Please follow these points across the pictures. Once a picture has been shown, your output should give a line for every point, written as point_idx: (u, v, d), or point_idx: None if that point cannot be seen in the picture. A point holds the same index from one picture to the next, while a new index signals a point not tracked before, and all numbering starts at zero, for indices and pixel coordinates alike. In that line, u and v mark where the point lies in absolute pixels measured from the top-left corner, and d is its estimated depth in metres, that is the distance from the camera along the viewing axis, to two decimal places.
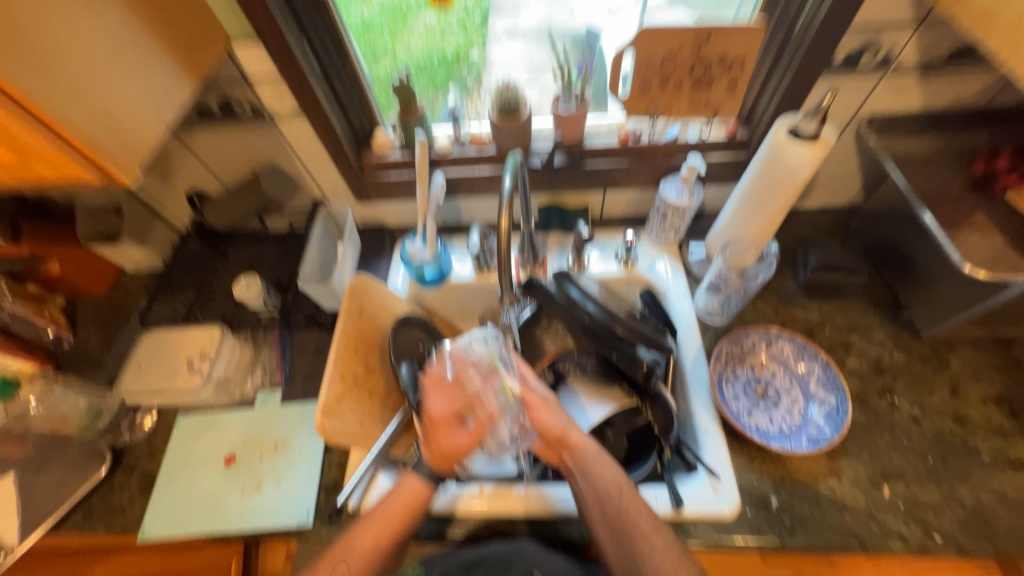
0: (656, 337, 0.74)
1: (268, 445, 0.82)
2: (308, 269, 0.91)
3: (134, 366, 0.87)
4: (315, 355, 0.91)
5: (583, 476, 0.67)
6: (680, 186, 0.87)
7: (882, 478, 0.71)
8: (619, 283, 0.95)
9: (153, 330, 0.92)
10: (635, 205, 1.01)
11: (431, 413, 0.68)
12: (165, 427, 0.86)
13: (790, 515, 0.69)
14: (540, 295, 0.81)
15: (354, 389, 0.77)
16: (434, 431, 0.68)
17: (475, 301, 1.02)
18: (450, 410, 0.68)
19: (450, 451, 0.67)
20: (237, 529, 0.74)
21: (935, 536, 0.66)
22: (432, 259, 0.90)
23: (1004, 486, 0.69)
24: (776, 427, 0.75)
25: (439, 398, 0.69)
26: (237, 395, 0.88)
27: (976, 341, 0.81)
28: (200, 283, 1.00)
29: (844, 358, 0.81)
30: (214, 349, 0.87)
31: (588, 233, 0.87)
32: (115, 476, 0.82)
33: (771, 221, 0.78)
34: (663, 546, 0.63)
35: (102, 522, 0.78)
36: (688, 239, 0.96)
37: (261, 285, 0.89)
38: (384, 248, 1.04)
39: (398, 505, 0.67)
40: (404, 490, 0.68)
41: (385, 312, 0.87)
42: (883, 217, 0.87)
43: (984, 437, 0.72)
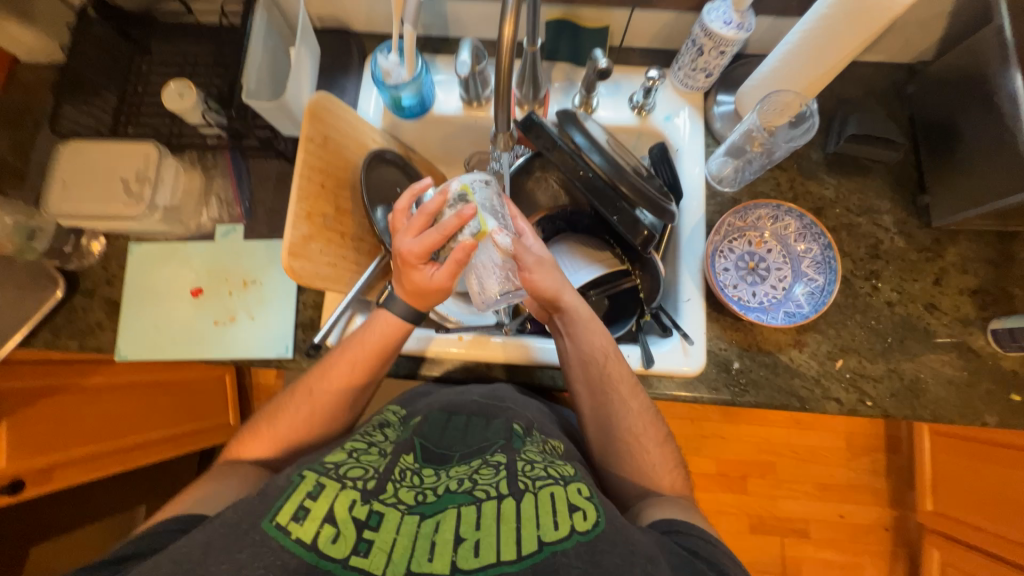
0: (662, 199, 0.66)
1: (236, 281, 0.78)
2: (254, 81, 0.71)
3: (54, 180, 0.74)
4: (276, 187, 0.81)
5: (572, 339, 0.69)
6: (729, 9, 0.68)
7: (840, 353, 0.74)
8: (627, 134, 0.83)
9: (68, 141, 0.75)
10: (665, 35, 0.82)
11: (402, 252, 0.58)
12: (118, 252, 0.80)
13: (747, 377, 0.74)
14: (540, 141, 0.70)
15: (324, 230, 0.69)
16: (405, 267, 0.60)
17: (460, 140, 0.89)
18: (423, 249, 0.57)
19: (422, 287, 0.61)
20: (215, 357, 0.75)
21: (868, 402, 0.73)
22: (411, 81, 0.73)
23: (943, 367, 0.74)
24: (757, 301, 0.76)
25: (413, 237, 0.58)
26: (193, 225, 0.80)
27: (980, 233, 0.77)
28: (123, 85, 0.81)
29: (844, 240, 0.78)
30: (154, 172, 0.73)
31: (606, 63, 0.68)
32: (75, 299, 0.78)
33: (827, 74, 0.65)
34: (638, 408, 0.67)
35: (73, 341, 0.77)
36: (718, 87, 0.81)
37: (197, 96, 0.71)
38: (352, 62, 0.84)
39: (373, 341, 0.66)
40: (375, 324, 0.66)
41: (353, 143, 0.74)
42: (946, 81, 0.74)
43: (946, 324, 0.75)
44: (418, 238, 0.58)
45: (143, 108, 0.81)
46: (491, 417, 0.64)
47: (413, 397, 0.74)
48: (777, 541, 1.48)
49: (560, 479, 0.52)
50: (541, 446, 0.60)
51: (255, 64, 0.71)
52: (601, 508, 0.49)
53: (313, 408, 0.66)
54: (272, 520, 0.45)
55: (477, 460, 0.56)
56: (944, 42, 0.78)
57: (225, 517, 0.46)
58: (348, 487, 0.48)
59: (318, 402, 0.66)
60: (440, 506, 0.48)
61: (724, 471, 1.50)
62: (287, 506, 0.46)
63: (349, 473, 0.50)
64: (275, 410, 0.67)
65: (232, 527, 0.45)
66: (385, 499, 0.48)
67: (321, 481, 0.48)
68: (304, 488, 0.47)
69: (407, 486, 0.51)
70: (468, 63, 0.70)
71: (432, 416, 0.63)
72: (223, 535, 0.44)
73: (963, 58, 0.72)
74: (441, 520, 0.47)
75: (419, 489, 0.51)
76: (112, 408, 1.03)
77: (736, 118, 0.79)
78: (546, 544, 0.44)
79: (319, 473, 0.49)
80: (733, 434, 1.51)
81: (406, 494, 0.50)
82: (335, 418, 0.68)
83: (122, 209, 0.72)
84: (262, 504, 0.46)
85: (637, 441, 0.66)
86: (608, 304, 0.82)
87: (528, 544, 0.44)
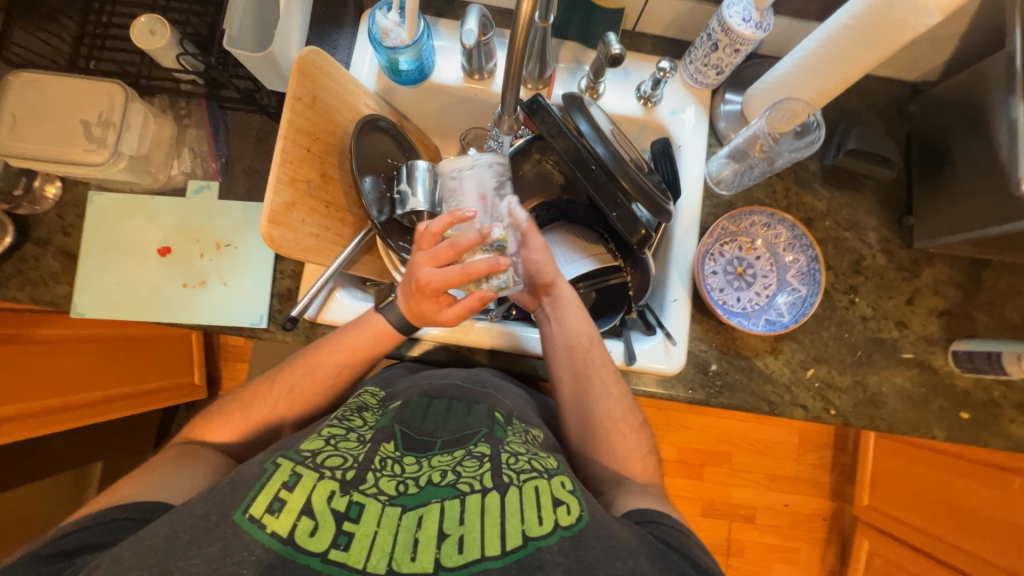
0: (661, 198, 0.65)
1: (209, 243, 0.73)
2: (238, 28, 0.66)
3: (5, 115, 0.67)
4: (256, 145, 0.76)
5: (559, 324, 0.70)
6: (751, 5, 0.65)
7: (812, 362, 0.77)
8: (632, 125, 0.81)
9: (21, 73, 0.68)
10: (680, 24, 0.79)
11: (420, 280, 0.56)
12: (77, 200, 0.73)
13: (722, 379, 0.76)
14: (545, 126, 0.68)
15: (308, 198, 0.65)
16: (417, 295, 0.59)
17: (458, 113, 0.85)
18: (445, 284, 0.56)
19: (429, 314, 0.61)
20: (183, 322, 0.71)
21: (832, 411, 0.76)
22: (410, 45, 0.69)
23: (904, 382, 0.77)
24: (740, 306, 0.78)
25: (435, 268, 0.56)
26: (162, 179, 0.74)
27: (955, 257, 0.80)
28: (84, 11, 0.72)
29: (829, 253, 0.80)
30: (120, 117, 0.67)
31: (620, 49, 0.65)
32: (26, 248, 0.71)
33: (836, 88, 0.65)
34: (617, 395, 0.68)
35: (24, 293, 0.71)
36: (726, 86, 0.80)
37: (172, 34, 0.65)
38: (346, 14, 0.78)
39: (361, 341, 0.66)
40: (369, 328, 0.66)
41: (344, 105, 0.69)
42: (947, 104, 0.75)
43: (912, 342, 0.78)
44: (441, 270, 0.56)
45: (107, 40, 0.73)
46: (473, 402, 0.63)
47: (392, 378, 0.72)
48: (725, 525, 1.57)
49: (544, 472, 0.52)
50: (522, 435, 0.60)
51: (240, 9, 0.65)
52: (584, 501, 0.50)
53: (291, 402, 0.65)
54: (245, 512, 0.44)
55: (460, 450, 0.55)
56: (951, 64, 0.78)
57: (193, 508, 0.45)
58: (326, 478, 0.47)
59: (297, 399, 0.66)
60: (422, 499, 0.48)
61: (684, 458, 1.56)
62: (261, 498, 0.45)
63: (328, 463, 0.49)
64: (249, 397, 0.64)
65: (201, 518, 0.44)
66: (365, 490, 0.47)
67: (298, 472, 0.47)
68: (280, 479, 0.47)
69: (388, 475, 0.50)
70: (474, 31, 0.65)
71: (413, 401, 0.62)
72: (193, 526, 0.43)
73: (966, 83, 0.72)
74: (424, 513, 0.46)
75: (400, 480, 0.50)
76: (68, 362, 0.98)
77: (742, 119, 0.78)
78: (529, 539, 0.45)
79: (296, 461, 0.49)
80: (697, 424, 1.57)
81: (387, 485, 0.49)
82: (315, 405, 0.67)
83: (83, 155, 0.66)
84: (234, 495, 0.45)
85: (614, 428, 0.67)
86: (595, 297, 0.81)
87: (512, 540, 0.45)
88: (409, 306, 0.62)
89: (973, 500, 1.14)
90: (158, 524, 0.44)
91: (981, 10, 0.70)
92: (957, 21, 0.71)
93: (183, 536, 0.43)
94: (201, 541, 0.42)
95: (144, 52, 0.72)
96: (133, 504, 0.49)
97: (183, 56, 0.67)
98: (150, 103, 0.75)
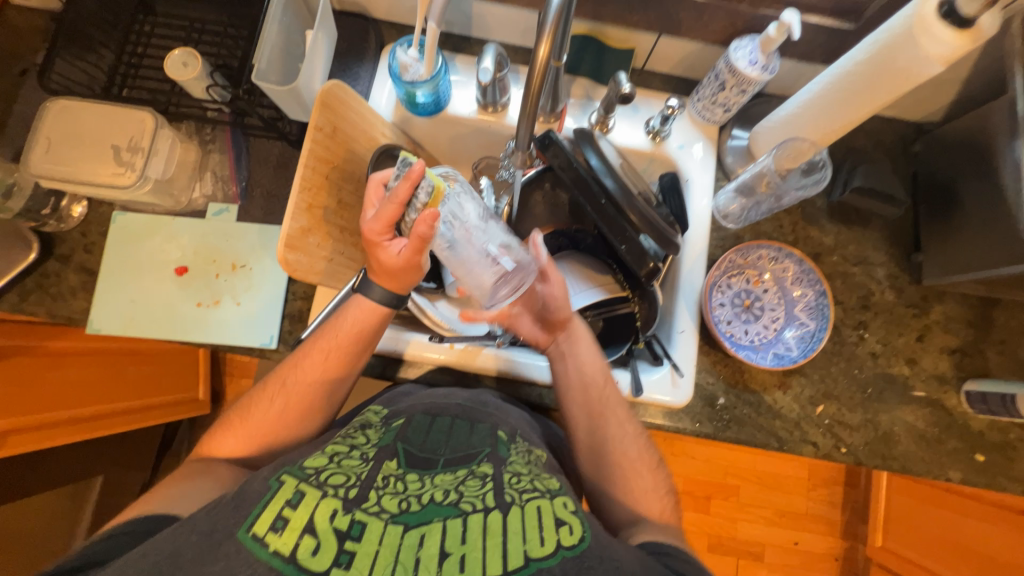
0: (669, 231, 0.66)
1: (225, 263, 0.75)
2: (266, 61, 0.69)
3: (40, 138, 0.70)
4: (276, 170, 0.79)
5: (572, 363, 0.71)
6: (756, 49, 0.68)
7: (821, 399, 0.76)
8: (640, 158, 0.83)
9: (58, 98, 0.71)
10: (688, 64, 0.82)
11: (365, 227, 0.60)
12: (100, 219, 0.76)
13: (730, 414, 0.75)
14: (556, 159, 0.71)
15: (324, 223, 0.67)
16: (373, 246, 0.62)
17: (471, 143, 0.88)
18: (383, 220, 0.58)
19: (391, 264, 0.62)
20: (195, 341, 0.72)
21: (842, 448, 0.75)
22: (428, 80, 0.72)
23: (916, 421, 0.76)
24: (748, 339, 0.78)
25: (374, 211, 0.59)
26: (184, 201, 0.77)
27: (965, 294, 0.80)
28: (121, 43, 0.77)
29: (837, 288, 0.80)
30: (148, 142, 0.70)
31: (630, 88, 0.67)
32: (49, 264, 0.74)
33: (840, 129, 0.67)
34: (633, 432, 0.68)
35: (43, 307, 0.73)
36: (733, 123, 0.82)
37: (202, 66, 0.68)
38: (367, 49, 0.82)
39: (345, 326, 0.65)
40: (355, 308, 0.65)
41: (362, 135, 0.72)
42: (952, 144, 0.76)
43: (923, 380, 0.77)
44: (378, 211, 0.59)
45: (141, 69, 0.77)
46: (476, 422, 0.62)
47: (396, 397, 0.70)
48: (732, 562, 1.51)
49: (546, 492, 0.52)
50: (525, 454, 0.59)
51: (269, 45, 0.69)
52: (585, 522, 0.50)
53: (288, 399, 0.64)
54: (248, 530, 0.44)
55: (463, 469, 0.54)
56: (955, 106, 0.80)
57: (198, 523, 0.45)
58: (329, 495, 0.47)
59: (293, 394, 0.64)
60: (425, 517, 0.47)
61: (690, 491, 1.53)
62: (264, 516, 0.45)
63: (331, 481, 0.49)
64: (246, 405, 0.64)
65: (204, 535, 0.44)
66: (368, 508, 0.47)
67: (301, 489, 0.47)
68: (284, 496, 0.46)
69: (391, 493, 0.49)
70: (490, 69, 0.68)
71: (417, 418, 0.61)
72: (195, 544, 0.43)
73: (970, 124, 0.73)
74: (426, 533, 0.46)
75: (403, 497, 0.49)
76: (77, 375, 0.99)
77: (748, 156, 0.81)
78: (532, 560, 0.45)
79: (300, 478, 0.48)
80: (702, 455, 1.54)
81: (389, 502, 0.48)
82: (308, 411, 0.64)
83: (111, 178, 0.69)
84: (238, 512, 0.45)
85: (631, 468, 0.66)
86: (602, 326, 0.83)
87: (513, 560, 0.45)
88: (378, 269, 0.64)
89: (993, 545, 1.10)
90: (160, 539, 0.44)
91: (983, 57, 0.72)
92: (960, 66, 0.73)
93: (185, 554, 0.43)
94: (204, 560, 0.42)
95: (175, 81, 0.76)
96: (135, 525, 0.48)
97: (212, 87, 0.70)
98: (177, 128, 0.78)
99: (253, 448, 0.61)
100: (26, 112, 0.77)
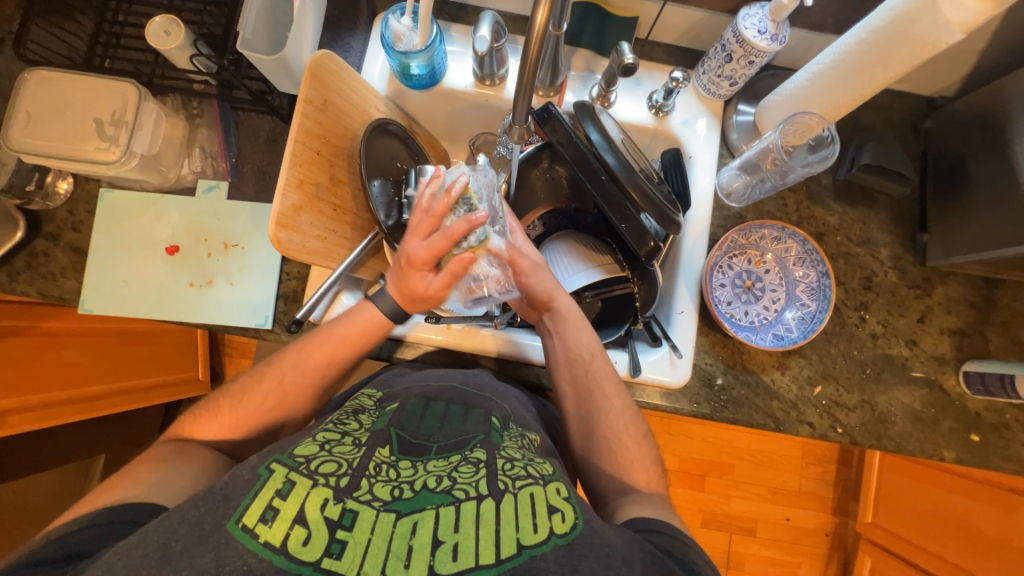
0: (671, 210, 0.64)
1: (217, 242, 0.73)
2: (252, 30, 0.66)
3: (19, 112, 0.67)
4: (267, 146, 0.76)
5: (559, 337, 0.69)
6: (766, 18, 0.65)
7: (819, 380, 0.76)
8: (642, 134, 0.81)
9: (36, 69, 0.68)
10: (693, 34, 0.78)
11: (408, 254, 0.58)
12: (87, 197, 0.74)
13: (728, 394, 0.75)
14: (556, 135, 0.68)
15: (316, 201, 0.65)
16: (407, 270, 0.60)
17: (468, 118, 0.85)
18: (429, 253, 0.57)
19: (419, 293, 0.61)
20: (189, 321, 0.71)
21: (838, 429, 0.75)
22: (422, 51, 0.69)
23: (913, 401, 0.76)
24: (748, 320, 0.77)
25: (420, 240, 0.58)
26: (172, 177, 0.75)
27: (969, 275, 0.79)
28: (100, 10, 0.73)
29: (840, 268, 0.79)
30: (132, 116, 0.68)
31: (633, 58, 0.65)
32: (37, 243, 0.72)
33: (854, 101, 0.64)
34: (620, 406, 0.67)
35: (32, 287, 0.71)
36: (739, 97, 0.79)
37: (186, 35, 0.65)
38: (359, 18, 0.78)
39: (348, 329, 0.65)
40: (359, 320, 0.65)
41: (354, 109, 0.69)
42: (965, 120, 0.74)
43: (922, 361, 0.77)
44: (425, 241, 0.58)
45: (123, 38, 0.73)
46: (470, 407, 0.63)
47: (390, 378, 0.72)
48: (724, 537, 1.55)
49: (539, 479, 0.52)
50: (519, 441, 0.59)
51: (254, 12, 0.65)
52: (578, 509, 0.50)
53: (282, 395, 0.63)
54: (238, 522, 0.44)
55: (456, 456, 0.54)
56: (970, 80, 0.77)
57: (186, 515, 0.45)
58: (320, 485, 0.47)
59: (288, 391, 0.63)
60: (417, 505, 0.47)
61: (685, 468, 1.55)
62: (253, 508, 0.45)
63: (322, 469, 0.48)
64: (237, 391, 0.63)
65: (193, 527, 0.44)
66: (359, 496, 0.47)
67: (291, 479, 0.47)
68: (274, 486, 0.46)
69: (383, 481, 0.49)
70: (487, 38, 0.65)
71: (410, 405, 0.62)
72: (184, 536, 0.43)
73: (985, 99, 0.71)
74: (418, 520, 0.46)
75: (395, 485, 0.49)
76: (75, 356, 0.99)
77: (753, 130, 0.78)
78: (524, 547, 0.45)
79: (289, 468, 0.48)
80: (699, 434, 1.56)
81: (381, 491, 0.48)
82: (300, 406, 0.64)
83: (95, 154, 0.66)
84: (227, 503, 0.45)
85: (618, 442, 0.65)
86: (600, 307, 0.81)
87: (506, 548, 0.44)
88: (401, 289, 0.62)
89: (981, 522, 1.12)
90: (150, 530, 0.44)
91: (1003, 27, 0.69)
92: (977, 37, 0.70)
93: (175, 546, 0.43)
94: (194, 550, 0.42)
95: (158, 52, 0.72)
96: (128, 511, 0.48)
97: (196, 57, 0.67)
98: (163, 102, 0.75)
99: (235, 437, 0.61)
100: (5, 85, 0.74)
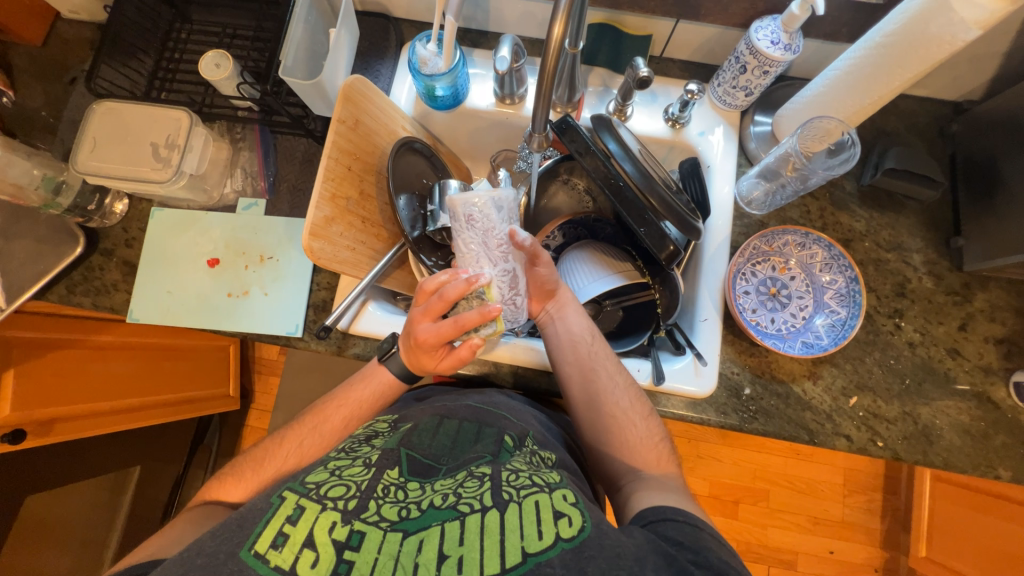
0: (690, 216, 0.64)
1: (253, 255, 0.78)
2: (292, 59, 0.72)
3: (87, 140, 0.74)
4: (302, 165, 0.82)
5: (559, 323, 0.70)
6: (779, 29, 0.66)
7: (854, 390, 0.73)
8: (659, 146, 0.83)
9: (104, 101, 0.75)
10: (708, 48, 0.81)
11: (417, 336, 0.57)
12: (140, 215, 0.80)
13: (757, 405, 0.72)
14: (574, 144, 0.70)
15: (346, 213, 0.69)
16: (416, 349, 0.60)
17: (489, 136, 0.89)
18: (439, 338, 0.56)
19: (430, 364, 0.62)
20: (225, 328, 0.75)
21: (878, 443, 0.71)
22: (446, 74, 0.72)
23: (960, 414, 0.71)
24: (775, 328, 0.76)
25: (431, 322, 0.56)
26: (216, 196, 0.81)
27: (1012, 281, 0.75)
28: (160, 50, 0.81)
29: (870, 275, 0.77)
30: (184, 140, 0.74)
31: (648, 72, 0.66)
32: (93, 257, 0.78)
33: (874, 104, 0.64)
34: (624, 383, 0.67)
35: (87, 299, 0.77)
36: (756, 107, 0.80)
37: (233, 67, 0.72)
38: (388, 47, 0.85)
39: None
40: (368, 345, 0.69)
41: (383, 129, 0.74)
42: (994, 123, 0.72)
43: (968, 371, 0.73)
44: (436, 325, 0.56)
45: (178, 73, 0.82)
46: (483, 425, 0.64)
47: (406, 406, 0.74)
48: (763, 570, 1.45)
49: (545, 486, 0.51)
50: (529, 456, 0.58)
51: (295, 43, 0.72)
52: (587, 513, 0.47)
53: None
54: (251, 549, 0.44)
55: (462, 473, 0.54)
56: (995, 82, 0.76)
57: (203, 546, 0.45)
58: (329, 509, 0.47)
59: None
60: (424, 523, 0.47)
61: (716, 494, 1.48)
62: (265, 534, 0.45)
63: (331, 493, 0.49)
64: None
65: (210, 557, 0.44)
66: (367, 518, 0.47)
67: (301, 505, 0.47)
68: (285, 512, 0.47)
69: (391, 502, 0.49)
70: (507, 58, 0.67)
71: (422, 424, 0.63)
72: (201, 565, 0.43)
73: (1013, 101, 0.70)
74: (424, 537, 0.45)
75: (403, 505, 0.49)
76: (118, 369, 1.03)
77: (772, 140, 0.78)
78: (529, 555, 0.43)
79: (300, 494, 0.49)
80: (730, 457, 1.49)
81: (389, 511, 0.48)
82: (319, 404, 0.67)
83: (150, 173, 0.72)
84: (241, 532, 0.46)
85: (624, 418, 0.64)
86: (622, 316, 0.82)
87: (511, 557, 0.43)
88: (410, 356, 0.63)
89: (1016, 544, 1.06)
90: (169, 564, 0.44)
91: None
92: (995, 40, 0.70)
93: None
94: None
95: (208, 84, 0.80)
96: None
97: (242, 85, 0.74)
98: (210, 127, 0.82)
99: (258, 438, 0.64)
100: (74, 117, 0.83)
